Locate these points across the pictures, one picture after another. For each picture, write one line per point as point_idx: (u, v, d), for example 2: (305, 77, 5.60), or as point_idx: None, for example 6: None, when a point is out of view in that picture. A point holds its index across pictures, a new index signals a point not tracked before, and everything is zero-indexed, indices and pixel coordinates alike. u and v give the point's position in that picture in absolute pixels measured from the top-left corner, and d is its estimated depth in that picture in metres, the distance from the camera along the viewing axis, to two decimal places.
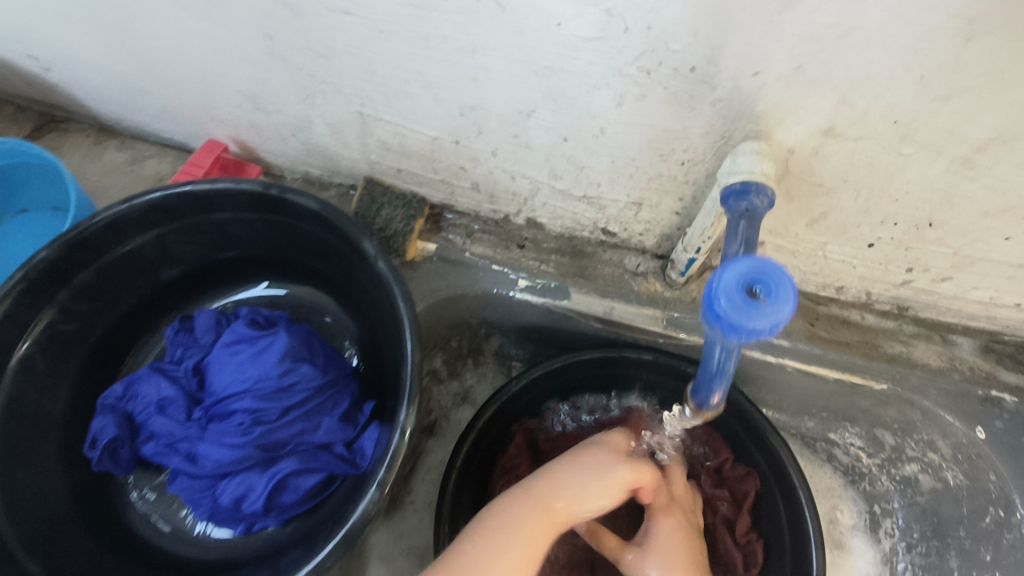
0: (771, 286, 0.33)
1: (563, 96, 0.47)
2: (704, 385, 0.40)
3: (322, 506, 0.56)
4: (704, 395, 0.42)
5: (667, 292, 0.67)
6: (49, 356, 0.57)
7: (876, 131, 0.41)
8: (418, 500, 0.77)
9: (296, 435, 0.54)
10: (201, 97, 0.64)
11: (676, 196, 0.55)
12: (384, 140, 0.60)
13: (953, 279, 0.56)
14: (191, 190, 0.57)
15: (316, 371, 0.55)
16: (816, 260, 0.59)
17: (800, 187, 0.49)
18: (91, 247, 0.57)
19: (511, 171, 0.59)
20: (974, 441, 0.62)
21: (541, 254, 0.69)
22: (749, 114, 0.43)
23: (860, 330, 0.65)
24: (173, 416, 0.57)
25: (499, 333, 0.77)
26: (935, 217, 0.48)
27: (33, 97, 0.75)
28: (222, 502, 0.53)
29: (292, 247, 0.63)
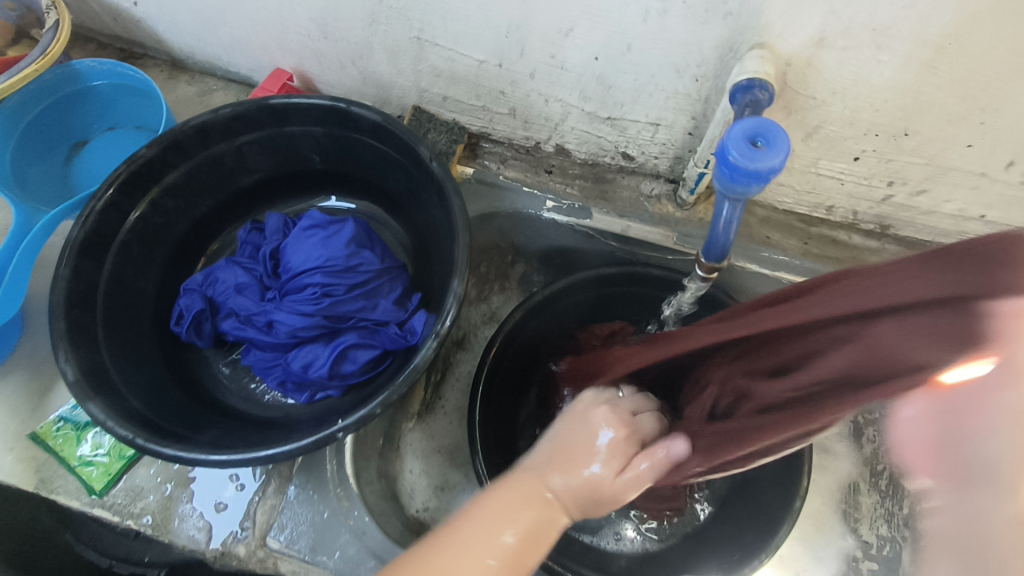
0: (770, 139, 0.42)
1: (598, 14, 0.55)
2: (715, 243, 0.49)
3: (377, 378, 0.64)
4: (713, 249, 0.51)
5: (678, 213, 0.75)
6: (143, 242, 0.66)
7: (858, 40, 0.50)
8: (449, 404, 0.86)
9: (358, 312, 0.63)
10: (273, 29, 0.73)
11: (688, 114, 0.64)
12: (435, 65, 0.69)
13: (928, 191, 0.64)
14: (270, 102, 0.65)
15: (376, 257, 0.64)
16: (809, 176, 0.68)
17: (797, 101, 0.58)
18: (182, 149, 0.65)
19: (546, 93, 0.68)
20: None
21: (567, 178, 0.78)
22: (754, 26, 0.51)
23: (847, 248, 0.74)
24: (249, 297, 0.65)
25: (524, 259, 0.86)
26: (910, 125, 0.57)
27: (116, 33, 0.84)
28: (293, 366, 0.62)
29: (352, 160, 0.71)
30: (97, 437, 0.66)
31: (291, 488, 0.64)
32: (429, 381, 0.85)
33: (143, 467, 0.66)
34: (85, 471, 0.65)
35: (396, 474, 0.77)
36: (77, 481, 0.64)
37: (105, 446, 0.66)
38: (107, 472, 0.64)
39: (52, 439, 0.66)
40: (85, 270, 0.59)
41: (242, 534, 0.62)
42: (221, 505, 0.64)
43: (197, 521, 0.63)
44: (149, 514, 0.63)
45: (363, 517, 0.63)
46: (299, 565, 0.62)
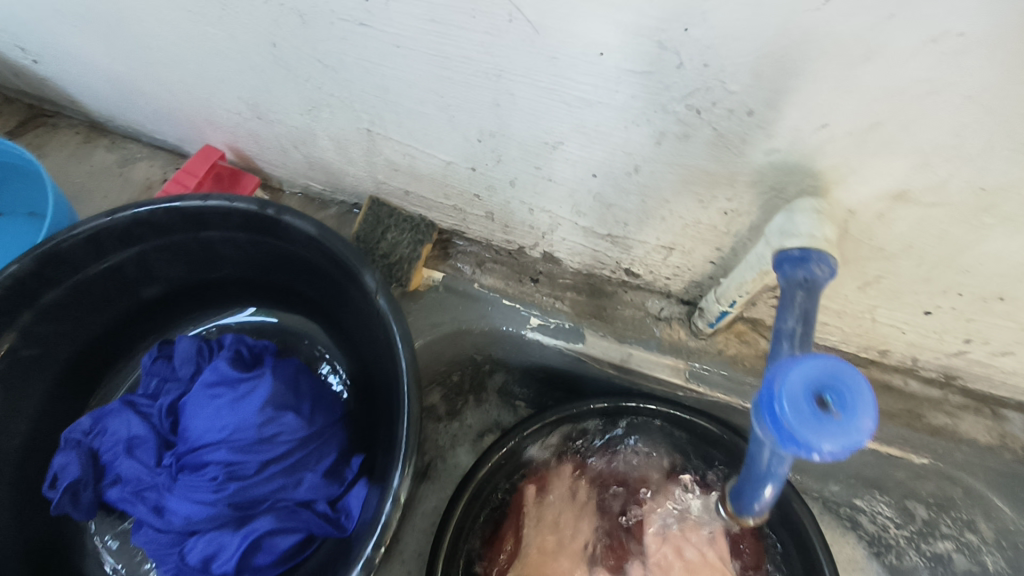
0: (844, 395, 0.27)
1: (596, 130, 0.41)
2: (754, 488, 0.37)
3: (301, 568, 0.50)
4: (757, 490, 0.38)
5: (692, 341, 0.61)
6: (8, 383, 0.50)
7: (954, 199, 0.36)
8: (407, 550, 0.70)
9: (274, 492, 0.48)
10: (198, 102, 0.59)
11: (712, 244, 0.49)
12: (392, 160, 0.55)
13: (1016, 354, 0.50)
14: (179, 206, 0.52)
15: (301, 421, 0.49)
16: (862, 322, 0.53)
17: (856, 250, 0.43)
18: (67, 263, 0.52)
19: (530, 203, 0.54)
20: (1022, 528, 0.57)
21: (556, 290, 0.64)
22: (807, 169, 0.37)
23: (903, 397, 0.59)
24: (141, 459, 0.51)
25: (503, 370, 0.71)
26: (1007, 291, 0.42)
27: (22, 88, 0.70)
28: (188, 561, 0.48)
29: (285, 273, 0.57)
30: None
31: None
32: None
33: None
34: None
35: None
36: None
37: None
38: None
39: None
40: None
41: None
42: None
43: None
44: None
45: None
46: None
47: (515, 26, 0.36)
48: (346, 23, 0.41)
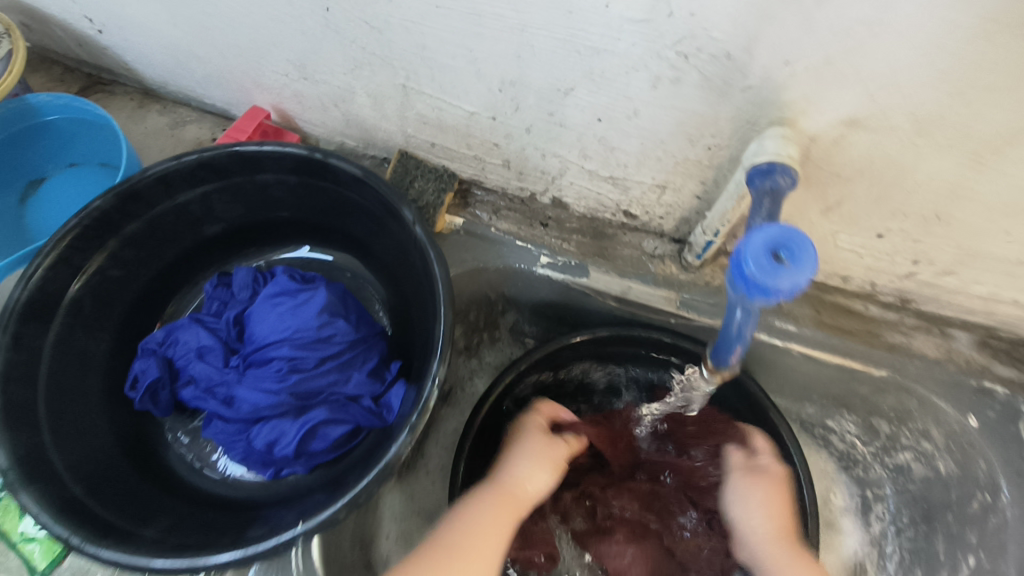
0: (794, 252, 0.36)
1: (602, 76, 0.50)
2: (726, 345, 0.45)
3: (349, 455, 0.59)
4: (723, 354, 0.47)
5: (682, 275, 0.70)
6: (97, 298, 0.60)
7: (896, 124, 0.44)
8: (431, 464, 0.80)
9: (329, 385, 0.57)
10: (248, 66, 0.67)
11: (698, 179, 0.58)
12: (422, 113, 0.64)
13: (956, 273, 0.59)
14: (239, 150, 0.59)
15: (350, 326, 0.58)
16: (827, 248, 0.62)
17: (818, 175, 0.52)
18: (143, 199, 0.60)
19: (543, 149, 0.62)
20: (966, 428, 0.65)
21: (563, 233, 0.72)
22: (776, 102, 0.46)
23: (863, 320, 0.68)
24: (212, 363, 0.60)
25: (515, 308, 0.80)
26: (943, 211, 0.51)
27: (83, 57, 0.78)
28: (256, 445, 0.56)
29: (331, 212, 0.66)
30: None
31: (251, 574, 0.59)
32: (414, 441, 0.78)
33: None
34: (27, 549, 0.60)
35: (371, 540, 0.72)
36: (17, 559, 0.59)
37: None
38: (51, 550, 0.59)
39: None
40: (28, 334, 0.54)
41: None
42: None
43: None
44: None
45: None
46: None
47: None
48: None
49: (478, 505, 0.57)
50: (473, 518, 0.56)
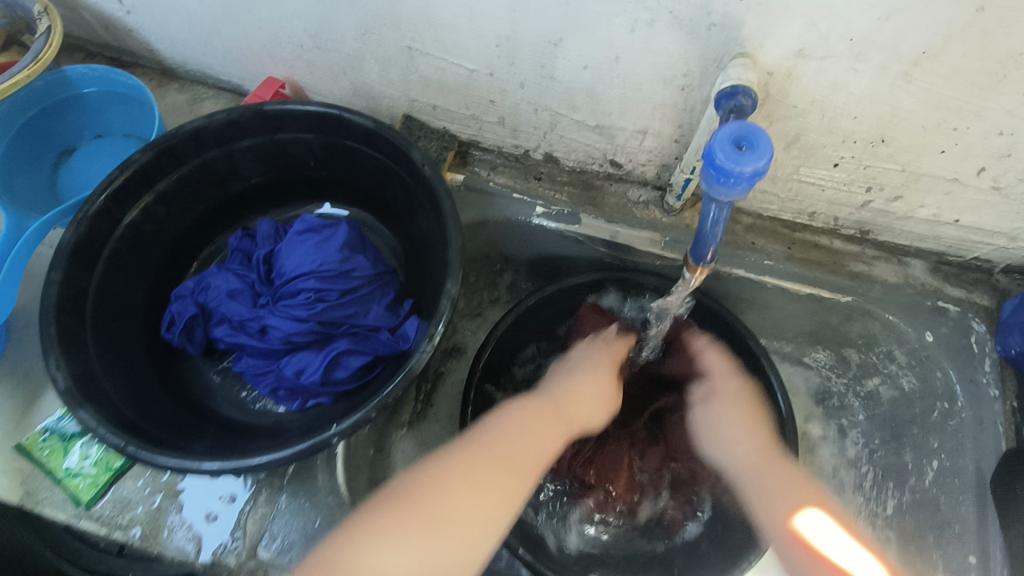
0: (754, 142, 0.43)
1: (587, 24, 0.57)
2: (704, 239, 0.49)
3: (369, 386, 0.64)
4: (701, 253, 0.52)
5: (665, 218, 0.77)
6: (133, 249, 0.65)
7: (836, 50, 0.52)
8: (440, 412, 0.85)
9: (349, 318, 0.63)
10: (266, 39, 0.74)
11: (674, 123, 0.66)
12: (426, 75, 0.71)
13: (904, 198, 0.67)
14: (264, 109, 0.66)
15: (369, 263, 0.64)
16: (791, 185, 0.70)
17: (778, 110, 0.60)
18: (175, 155, 0.65)
19: (535, 103, 0.70)
20: (924, 344, 0.73)
21: (555, 185, 0.79)
22: (736, 38, 0.53)
23: (829, 252, 0.75)
24: (241, 303, 0.65)
25: (513, 268, 0.87)
26: (886, 132, 0.59)
27: (107, 42, 0.84)
28: (286, 373, 0.62)
29: (347, 168, 0.72)
30: (84, 448, 0.64)
31: (282, 499, 0.62)
32: (420, 391, 0.84)
33: (131, 479, 0.63)
34: (73, 483, 0.63)
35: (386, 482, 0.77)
36: (63, 493, 0.62)
37: (93, 457, 0.64)
38: (95, 484, 0.62)
39: (37, 451, 0.64)
40: (77, 275, 0.59)
41: (232, 545, 0.60)
42: (213, 515, 0.61)
43: (186, 533, 0.61)
44: (138, 526, 0.61)
45: None
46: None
47: None
48: None
49: (507, 409, 0.63)
50: (514, 422, 0.60)
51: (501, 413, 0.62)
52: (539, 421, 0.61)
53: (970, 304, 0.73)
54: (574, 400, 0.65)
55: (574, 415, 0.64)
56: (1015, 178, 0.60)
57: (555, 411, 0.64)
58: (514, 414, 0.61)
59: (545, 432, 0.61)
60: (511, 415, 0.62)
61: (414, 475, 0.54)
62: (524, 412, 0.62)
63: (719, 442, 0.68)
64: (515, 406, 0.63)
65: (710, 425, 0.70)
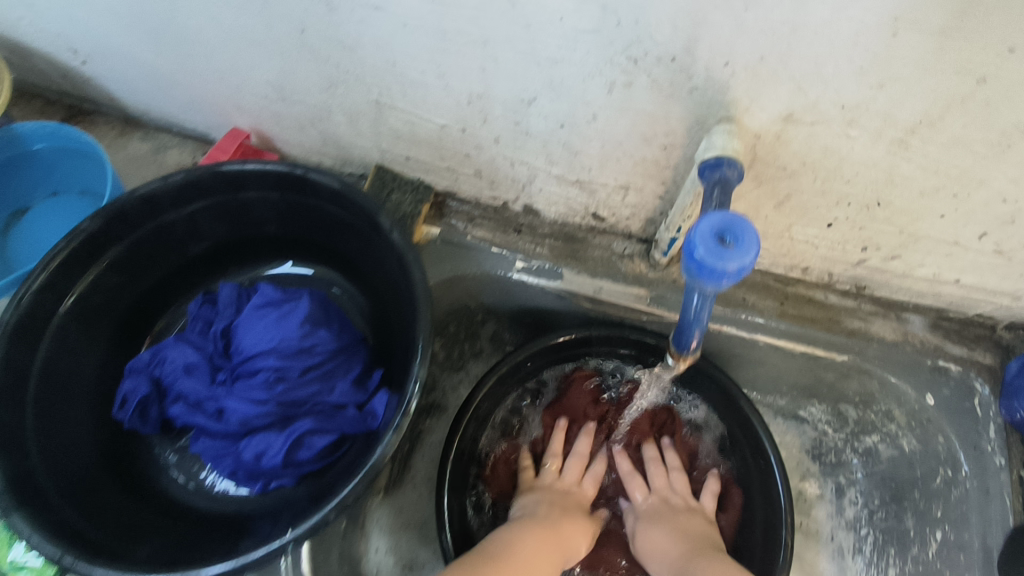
0: (737, 236, 0.39)
1: (562, 85, 0.53)
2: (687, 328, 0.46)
3: (334, 466, 0.60)
4: (685, 341, 0.49)
5: (651, 273, 0.74)
6: (81, 322, 0.61)
7: (827, 116, 0.48)
8: (418, 476, 0.81)
9: (313, 396, 0.59)
10: (228, 90, 0.70)
11: (658, 180, 0.62)
12: (396, 128, 0.67)
13: (901, 257, 0.63)
14: (222, 170, 0.62)
15: (332, 336, 0.61)
16: (783, 242, 0.66)
17: (767, 172, 0.56)
18: (127, 221, 0.62)
19: (511, 157, 0.66)
20: (924, 407, 0.69)
21: (536, 238, 0.76)
22: (720, 102, 0.50)
23: (824, 308, 0.72)
24: (198, 379, 0.61)
25: (494, 319, 0.84)
26: (882, 196, 0.55)
27: (66, 89, 0.80)
28: (244, 457, 0.58)
29: (312, 227, 0.68)
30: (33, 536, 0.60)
31: None
32: (396, 456, 0.79)
33: None
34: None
35: (361, 555, 0.73)
36: None
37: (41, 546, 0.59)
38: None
39: None
40: (17, 358, 0.54)
41: None
42: None
43: None
44: None
45: None
46: None
47: (496, 2, 0.47)
48: (364, 8, 0.52)
49: (515, 533, 0.64)
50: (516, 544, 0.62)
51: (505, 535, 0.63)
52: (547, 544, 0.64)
53: (972, 363, 0.69)
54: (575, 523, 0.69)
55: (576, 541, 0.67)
56: (1020, 243, 0.56)
57: (563, 539, 0.66)
58: (528, 540, 0.63)
59: (554, 560, 0.63)
60: (531, 538, 0.63)
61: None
62: (532, 534, 0.64)
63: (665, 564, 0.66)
64: (519, 529, 0.65)
65: (651, 548, 0.69)
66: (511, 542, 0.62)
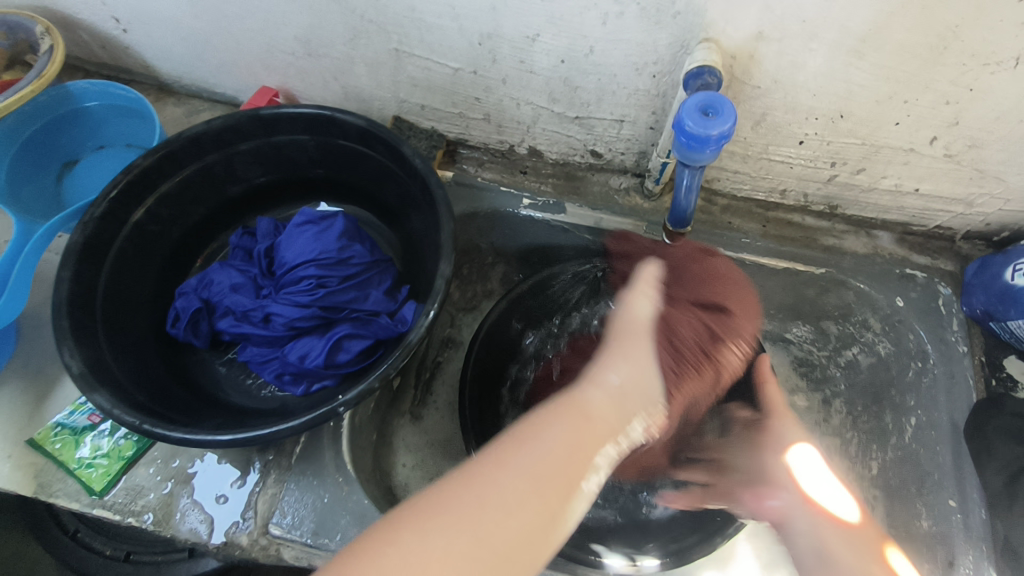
0: (719, 109, 0.47)
1: (562, 19, 0.61)
2: (682, 193, 0.55)
3: (370, 368, 0.67)
4: (680, 203, 0.57)
5: (646, 203, 0.81)
6: (137, 248, 0.68)
7: (791, 31, 0.56)
8: (439, 401, 0.89)
9: (350, 303, 0.66)
10: (260, 50, 0.78)
11: (649, 109, 0.70)
12: (413, 76, 0.75)
13: (866, 170, 0.72)
14: (260, 114, 0.69)
15: (366, 251, 0.69)
16: (761, 163, 0.75)
17: (743, 91, 0.64)
18: (176, 159, 0.69)
19: (517, 98, 0.74)
20: (895, 309, 0.76)
21: (541, 178, 0.84)
22: (700, 24, 0.58)
23: (802, 228, 0.80)
24: (244, 296, 0.68)
25: (504, 260, 0.91)
26: (844, 107, 0.64)
27: (105, 61, 0.88)
28: (290, 358, 0.65)
29: (343, 167, 0.76)
30: (95, 440, 0.68)
31: (290, 479, 0.66)
32: (419, 380, 0.89)
33: (142, 468, 0.67)
34: (85, 473, 0.66)
35: (391, 468, 0.80)
36: (76, 483, 0.66)
37: (103, 448, 0.67)
38: (107, 473, 0.66)
39: (50, 444, 0.67)
40: (86, 272, 0.62)
41: (244, 524, 0.64)
42: (221, 497, 0.65)
43: (197, 515, 0.64)
44: (150, 511, 0.64)
45: (363, 501, 0.65)
46: (301, 550, 0.63)
47: None
48: None
49: (548, 428, 0.47)
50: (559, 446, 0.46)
51: (528, 424, 0.47)
52: (582, 430, 0.48)
53: (935, 270, 0.78)
54: (622, 399, 0.52)
55: (599, 421, 0.49)
56: (965, 145, 0.65)
57: (585, 415, 0.49)
58: (560, 461, 0.45)
59: (595, 444, 0.48)
60: (563, 454, 0.46)
61: (450, 546, 0.40)
62: (559, 436, 0.47)
63: (794, 533, 0.56)
64: (532, 422, 0.47)
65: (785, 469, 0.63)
66: (540, 436, 0.46)
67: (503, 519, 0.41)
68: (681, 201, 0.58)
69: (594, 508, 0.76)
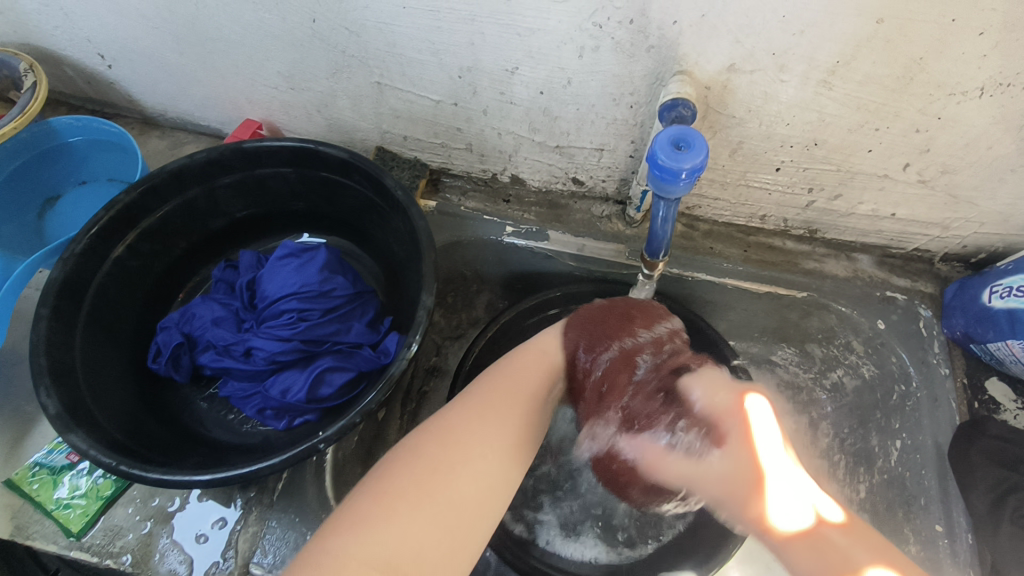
0: (690, 143, 0.48)
1: (539, 53, 0.62)
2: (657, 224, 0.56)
3: (352, 401, 0.66)
4: (656, 233, 0.58)
5: (628, 230, 0.82)
6: (118, 284, 0.68)
7: (762, 64, 0.58)
8: None
9: (332, 335, 0.66)
10: (243, 84, 0.78)
11: (629, 138, 0.71)
12: (395, 107, 0.76)
13: (843, 196, 0.73)
14: (242, 147, 0.69)
15: (348, 282, 0.69)
16: (740, 190, 0.76)
17: (719, 120, 0.66)
18: (158, 194, 0.69)
19: (498, 128, 0.75)
20: (877, 331, 0.77)
21: (524, 206, 0.84)
22: (674, 57, 0.59)
23: (783, 252, 0.80)
24: (226, 330, 0.68)
25: (488, 288, 0.91)
26: (818, 136, 0.65)
27: (89, 95, 0.89)
28: (272, 392, 0.64)
29: (327, 198, 0.76)
30: (74, 479, 0.67)
31: (273, 515, 0.65)
32: (404, 410, 0.88)
33: (121, 507, 0.66)
34: (63, 514, 0.65)
35: None
36: (53, 525, 0.64)
37: (81, 488, 0.66)
38: (85, 513, 0.65)
39: (27, 485, 0.66)
40: (64, 310, 0.61)
41: (224, 564, 0.62)
42: (202, 536, 0.64)
43: (177, 556, 0.63)
44: (129, 552, 0.63)
45: None
46: None
47: None
48: None
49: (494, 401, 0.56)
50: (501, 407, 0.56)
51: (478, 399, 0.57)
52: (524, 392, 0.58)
53: (916, 292, 0.78)
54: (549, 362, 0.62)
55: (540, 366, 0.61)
56: (938, 170, 0.66)
57: (517, 406, 0.56)
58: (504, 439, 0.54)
59: (526, 442, 0.56)
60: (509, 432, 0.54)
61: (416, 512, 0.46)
62: (503, 434, 0.54)
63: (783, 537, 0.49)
64: (466, 419, 0.53)
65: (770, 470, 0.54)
66: (480, 431, 0.53)
67: (466, 492, 0.49)
68: (657, 232, 0.58)
69: (582, 536, 0.75)
